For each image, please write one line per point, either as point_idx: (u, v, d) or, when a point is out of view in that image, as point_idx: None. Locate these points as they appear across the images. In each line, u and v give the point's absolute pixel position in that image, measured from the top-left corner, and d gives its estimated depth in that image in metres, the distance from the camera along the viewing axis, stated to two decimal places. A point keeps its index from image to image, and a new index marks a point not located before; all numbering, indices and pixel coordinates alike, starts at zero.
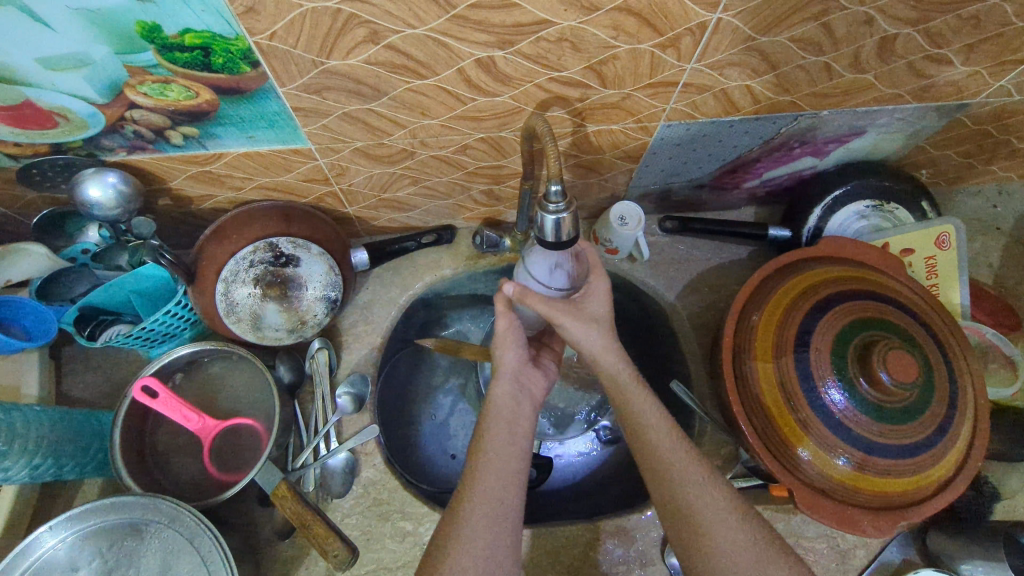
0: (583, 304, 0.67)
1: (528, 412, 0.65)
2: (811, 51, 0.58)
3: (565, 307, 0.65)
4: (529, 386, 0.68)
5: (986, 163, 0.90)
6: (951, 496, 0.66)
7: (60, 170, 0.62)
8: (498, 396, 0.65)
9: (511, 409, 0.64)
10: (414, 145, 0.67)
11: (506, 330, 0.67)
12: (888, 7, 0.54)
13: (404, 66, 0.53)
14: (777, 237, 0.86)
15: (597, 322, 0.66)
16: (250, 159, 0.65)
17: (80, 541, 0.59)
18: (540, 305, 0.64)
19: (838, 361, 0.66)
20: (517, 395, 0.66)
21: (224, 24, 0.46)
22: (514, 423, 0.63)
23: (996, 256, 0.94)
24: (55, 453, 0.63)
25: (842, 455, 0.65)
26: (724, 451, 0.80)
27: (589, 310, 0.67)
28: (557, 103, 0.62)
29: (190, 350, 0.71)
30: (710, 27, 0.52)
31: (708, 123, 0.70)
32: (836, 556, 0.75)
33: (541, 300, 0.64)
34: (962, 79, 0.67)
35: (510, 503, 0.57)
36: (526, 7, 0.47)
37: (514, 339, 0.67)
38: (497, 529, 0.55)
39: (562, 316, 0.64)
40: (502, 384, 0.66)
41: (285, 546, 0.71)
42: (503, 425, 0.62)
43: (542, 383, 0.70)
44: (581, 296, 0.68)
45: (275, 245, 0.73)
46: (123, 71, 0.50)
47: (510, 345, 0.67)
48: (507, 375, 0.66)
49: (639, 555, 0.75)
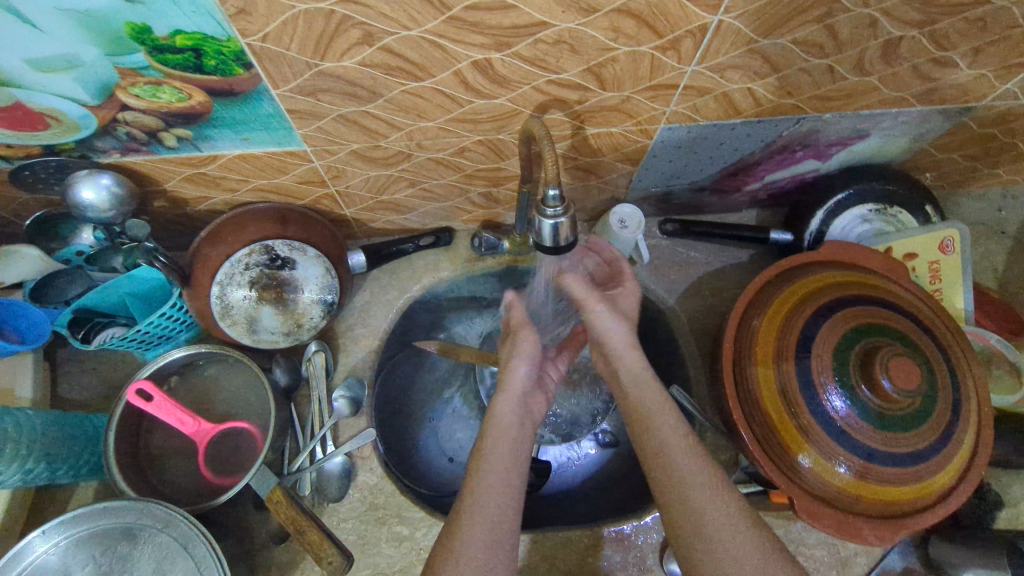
0: (616, 300, 0.73)
1: (528, 433, 0.65)
2: (814, 53, 0.57)
3: (601, 298, 0.72)
4: (532, 409, 0.68)
5: (991, 167, 0.88)
6: (954, 504, 0.66)
7: (53, 172, 0.61)
8: (500, 414, 0.65)
9: (512, 429, 0.63)
10: (411, 148, 0.66)
11: (525, 343, 0.70)
12: (893, 9, 0.52)
13: (400, 68, 0.52)
14: (778, 241, 0.85)
15: (624, 317, 0.71)
16: (245, 161, 0.64)
17: (73, 546, 0.59)
18: (582, 288, 0.71)
19: (839, 367, 0.65)
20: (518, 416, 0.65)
21: (216, 26, 0.45)
22: (511, 449, 0.61)
23: (1000, 260, 0.93)
24: (49, 457, 0.62)
25: (842, 463, 0.64)
26: (724, 456, 0.79)
27: (621, 307, 0.73)
28: (555, 105, 0.61)
29: (185, 353, 0.70)
30: (711, 29, 0.51)
31: (709, 126, 0.69)
32: (837, 563, 0.75)
33: (582, 286, 0.72)
34: (967, 82, 0.66)
35: (511, 511, 0.57)
36: (524, 8, 0.46)
37: (528, 356, 0.69)
38: (498, 542, 0.54)
39: (596, 303, 0.71)
40: (506, 402, 0.66)
41: (280, 551, 0.71)
42: (502, 442, 0.62)
43: (542, 406, 0.71)
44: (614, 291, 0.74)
45: (271, 248, 0.72)
46: (114, 73, 0.49)
47: (522, 361, 0.69)
48: (512, 393, 0.67)
49: (638, 561, 0.74)
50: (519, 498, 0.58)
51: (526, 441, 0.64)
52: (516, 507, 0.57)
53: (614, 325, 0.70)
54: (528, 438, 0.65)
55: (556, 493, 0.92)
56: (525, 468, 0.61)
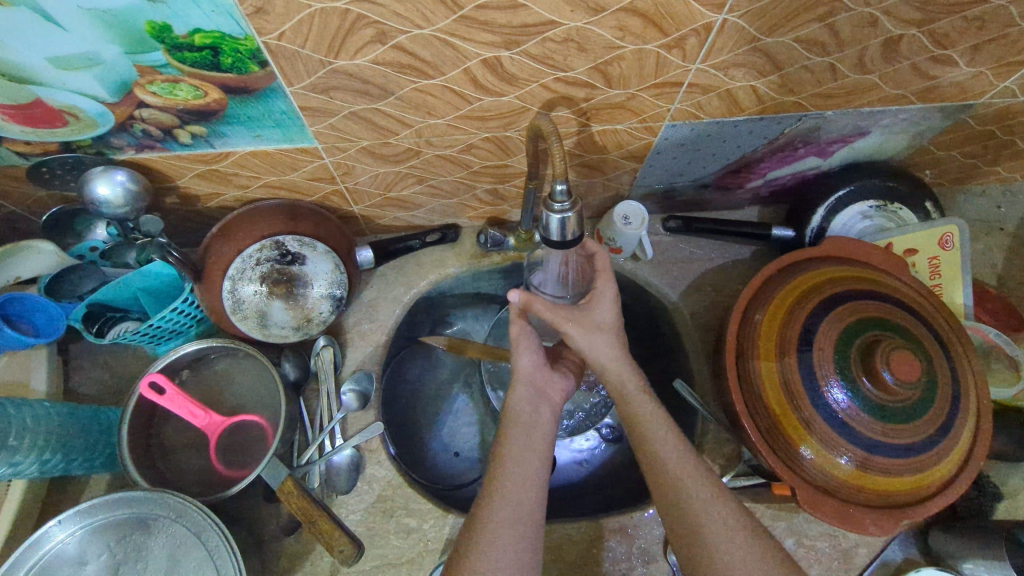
0: (589, 310, 0.67)
1: (549, 415, 0.64)
2: (816, 51, 0.58)
3: (571, 315, 0.66)
4: (547, 391, 0.66)
5: (990, 164, 0.90)
6: (954, 494, 0.67)
7: (69, 168, 0.62)
8: (515, 403, 0.64)
9: (530, 415, 0.63)
10: (420, 145, 0.67)
11: (519, 334, 0.68)
12: (893, 8, 0.54)
13: (412, 66, 0.53)
14: (781, 237, 0.87)
15: (599, 332, 0.66)
16: (257, 158, 0.65)
17: (89, 535, 0.60)
18: (546, 310, 0.65)
19: (840, 360, 0.66)
20: (536, 402, 0.64)
21: (234, 25, 0.46)
22: (532, 429, 0.62)
23: (999, 256, 0.94)
24: (64, 448, 0.63)
25: (845, 454, 0.65)
26: (727, 449, 0.81)
27: (595, 317, 0.67)
28: (562, 103, 0.62)
29: (197, 347, 0.72)
30: (716, 27, 0.52)
31: (712, 123, 0.70)
32: (838, 554, 0.76)
33: (546, 306, 0.65)
34: (966, 80, 0.67)
35: (530, 489, 0.58)
36: (533, 8, 0.47)
37: (528, 344, 0.67)
38: (518, 534, 0.55)
39: (565, 322, 0.65)
40: (517, 391, 0.65)
41: (290, 542, 0.72)
42: (521, 430, 0.61)
43: (559, 385, 0.68)
44: (586, 302, 0.68)
45: (282, 244, 0.73)
46: (133, 71, 0.50)
47: (524, 350, 0.67)
48: (521, 382, 0.65)
49: (642, 552, 0.75)
50: (539, 476, 0.59)
51: (547, 421, 0.63)
52: (536, 484, 0.58)
53: (591, 342, 0.66)
54: (550, 418, 0.64)
55: (561, 487, 0.93)
56: (548, 447, 0.62)
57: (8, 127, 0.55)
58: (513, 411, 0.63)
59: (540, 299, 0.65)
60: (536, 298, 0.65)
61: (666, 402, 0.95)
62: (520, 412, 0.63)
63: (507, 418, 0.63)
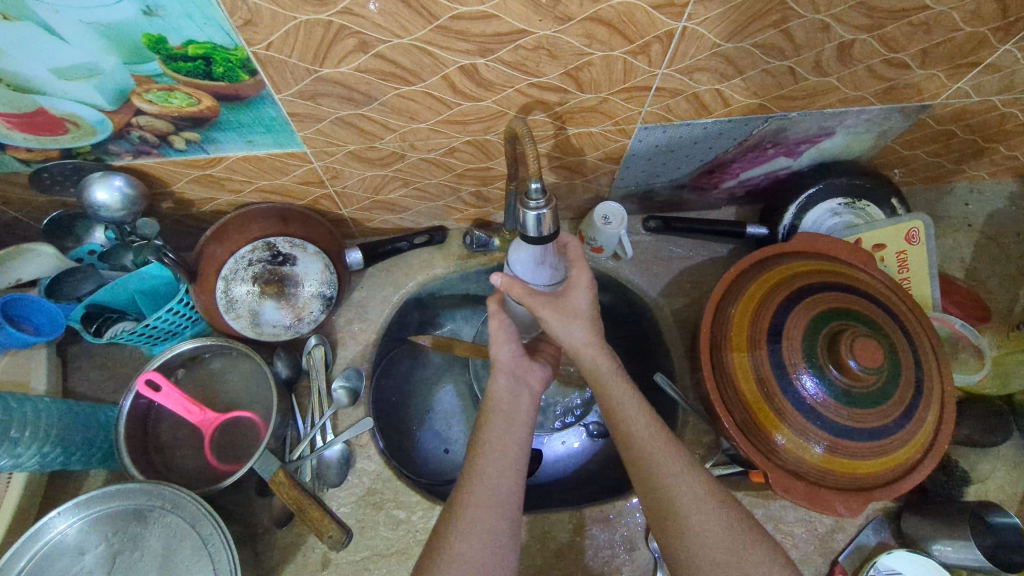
0: (566, 296, 0.69)
1: (528, 403, 0.67)
2: (775, 56, 0.62)
3: (546, 300, 0.68)
4: (528, 379, 0.69)
5: (955, 163, 0.93)
6: (919, 477, 0.70)
7: (69, 174, 0.65)
8: (496, 392, 0.66)
9: (509, 403, 0.65)
10: (404, 148, 0.71)
11: (498, 328, 0.69)
12: (842, 15, 0.58)
13: (394, 73, 0.57)
14: (754, 234, 0.90)
15: (577, 317, 0.68)
16: (249, 163, 0.68)
17: (88, 526, 0.62)
18: (525, 296, 0.67)
19: (808, 349, 0.69)
20: (516, 390, 0.67)
21: (225, 36, 0.49)
22: (512, 416, 0.64)
23: (967, 251, 0.97)
24: (64, 442, 0.66)
25: (814, 439, 0.68)
26: (706, 440, 0.84)
27: (571, 302, 0.69)
28: (538, 107, 0.66)
29: (192, 346, 0.74)
30: (677, 34, 0.56)
31: (683, 125, 0.74)
32: (815, 539, 0.79)
33: (526, 291, 0.67)
34: (921, 81, 0.71)
35: (512, 471, 0.60)
36: (504, 18, 0.51)
37: (507, 337, 0.69)
38: (499, 515, 0.58)
39: (542, 308, 0.67)
40: (499, 380, 0.67)
41: (283, 535, 0.74)
42: (503, 418, 0.64)
43: (539, 373, 0.70)
44: (562, 289, 0.70)
45: (273, 245, 0.77)
46: (130, 81, 0.54)
47: (504, 341, 0.69)
48: (502, 372, 0.68)
49: (625, 540, 0.78)
50: (519, 460, 0.62)
51: (526, 410, 0.66)
52: (517, 467, 0.61)
53: (566, 327, 0.68)
54: (530, 406, 0.67)
55: (549, 481, 0.96)
56: (528, 434, 0.64)
57: (12, 135, 0.58)
58: (496, 400, 0.66)
59: (520, 286, 0.66)
60: (516, 282, 0.66)
61: (649, 397, 0.97)
62: (501, 402, 0.65)
63: (488, 405, 0.65)
